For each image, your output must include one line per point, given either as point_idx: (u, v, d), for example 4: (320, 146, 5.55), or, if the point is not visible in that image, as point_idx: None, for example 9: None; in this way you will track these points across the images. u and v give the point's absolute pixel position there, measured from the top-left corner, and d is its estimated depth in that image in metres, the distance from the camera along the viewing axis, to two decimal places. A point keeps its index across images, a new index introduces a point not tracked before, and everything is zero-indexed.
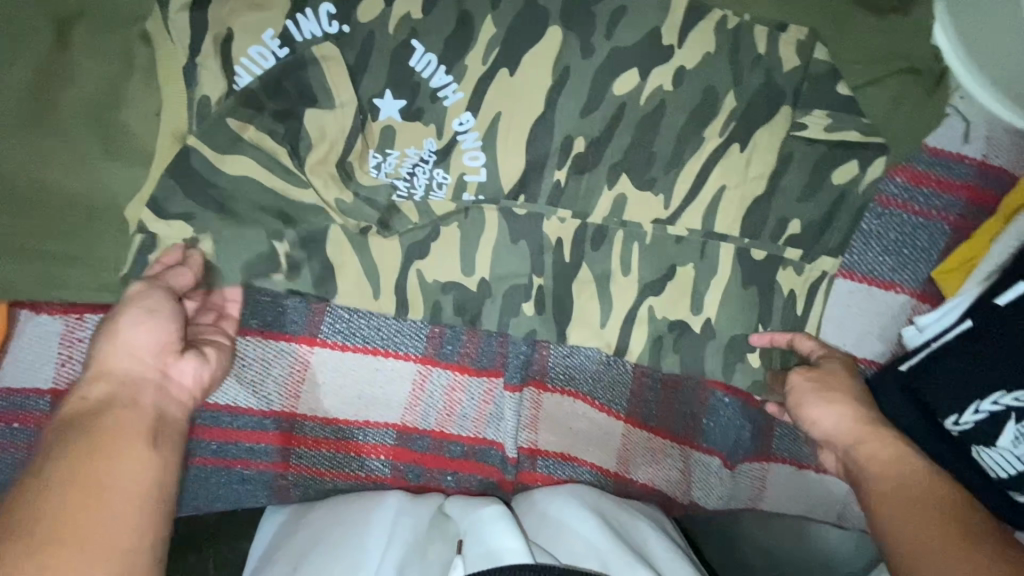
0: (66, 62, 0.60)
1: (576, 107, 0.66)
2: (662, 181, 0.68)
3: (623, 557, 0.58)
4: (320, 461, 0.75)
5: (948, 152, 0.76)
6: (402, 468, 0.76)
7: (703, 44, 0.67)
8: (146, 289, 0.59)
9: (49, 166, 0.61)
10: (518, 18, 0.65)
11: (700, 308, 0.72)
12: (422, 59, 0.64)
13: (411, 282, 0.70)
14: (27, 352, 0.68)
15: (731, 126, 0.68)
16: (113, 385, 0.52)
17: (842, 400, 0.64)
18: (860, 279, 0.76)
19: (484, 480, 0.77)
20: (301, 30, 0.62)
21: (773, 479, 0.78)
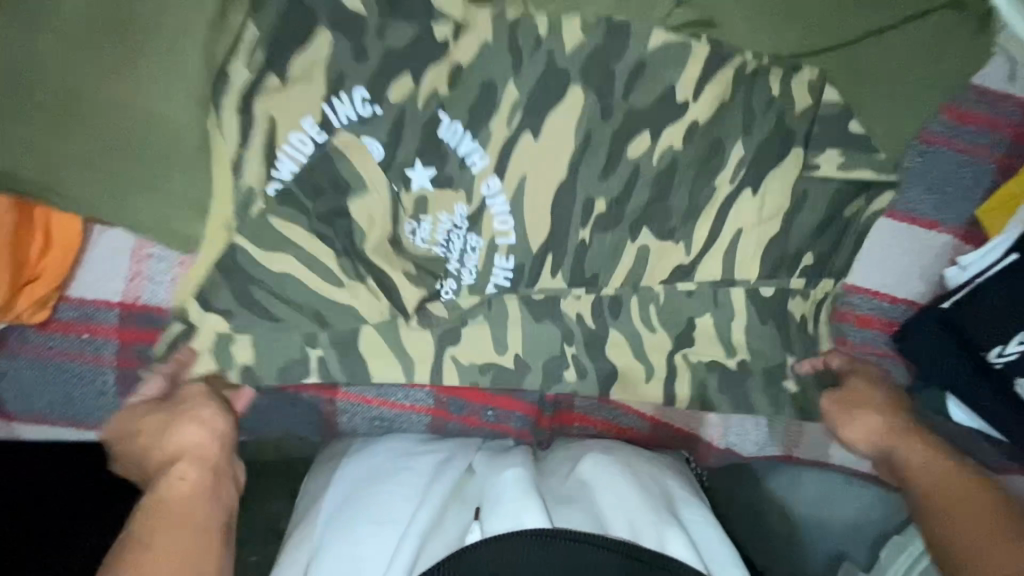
0: (133, 67, 0.60)
1: (596, 172, 0.72)
2: (681, 230, 0.75)
3: (650, 517, 0.63)
4: (368, 392, 0.79)
5: (996, 90, 0.81)
6: (445, 400, 0.80)
7: (714, 94, 0.71)
8: (197, 396, 0.66)
9: (153, 166, 0.62)
10: (539, 83, 0.69)
11: (732, 350, 0.79)
12: (450, 129, 0.69)
13: (447, 366, 0.77)
14: (104, 258, 0.68)
15: (741, 173, 0.73)
16: (161, 500, 0.58)
17: (891, 411, 0.73)
18: (901, 219, 0.82)
19: (522, 418, 0.81)
20: (337, 115, 0.66)
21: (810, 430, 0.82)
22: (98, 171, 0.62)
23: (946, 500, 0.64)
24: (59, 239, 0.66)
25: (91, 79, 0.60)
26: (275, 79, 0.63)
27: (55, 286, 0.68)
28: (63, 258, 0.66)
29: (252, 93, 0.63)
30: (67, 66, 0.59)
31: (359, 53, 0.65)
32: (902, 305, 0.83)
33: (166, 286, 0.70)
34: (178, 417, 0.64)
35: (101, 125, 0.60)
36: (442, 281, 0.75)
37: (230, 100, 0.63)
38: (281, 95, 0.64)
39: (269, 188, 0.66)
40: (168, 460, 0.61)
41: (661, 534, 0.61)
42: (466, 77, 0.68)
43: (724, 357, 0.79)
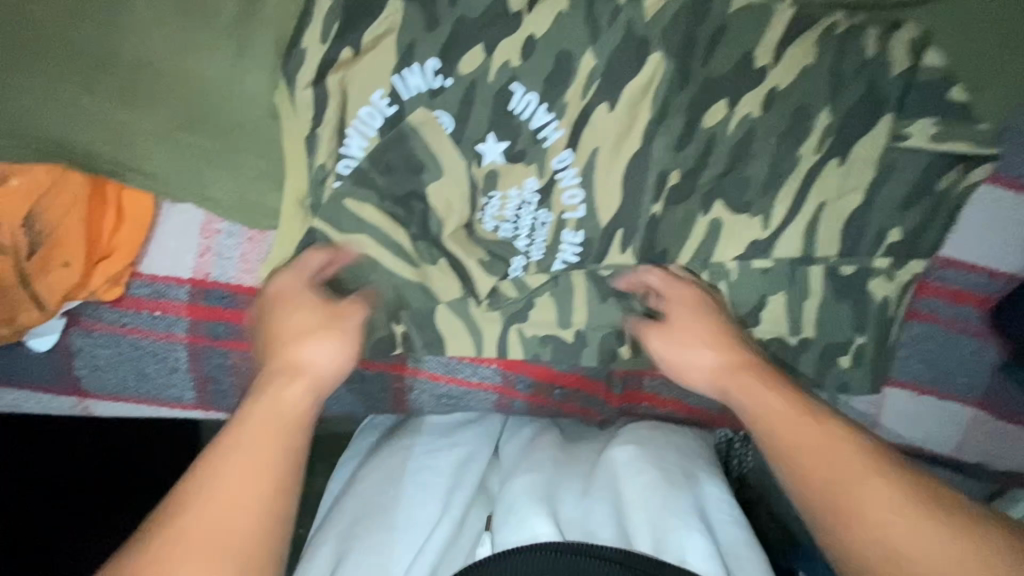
0: (211, 44, 0.60)
1: (671, 143, 0.69)
2: (758, 203, 0.72)
3: (675, 521, 0.60)
4: (439, 368, 0.78)
5: None
6: (513, 378, 0.80)
7: (801, 60, 0.67)
8: (344, 310, 0.64)
9: (231, 142, 0.63)
10: (618, 51, 0.66)
11: (798, 328, 0.76)
12: (522, 100, 0.66)
13: (513, 340, 0.76)
14: (176, 235, 0.67)
15: (827, 143, 0.70)
16: (261, 408, 0.55)
17: (716, 339, 0.68)
18: (1009, 185, 0.74)
19: (590, 397, 0.81)
20: (406, 86, 0.64)
21: (890, 406, 0.81)
22: (173, 146, 0.62)
23: (810, 459, 0.56)
24: (131, 213, 0.65)
25: (167, 45, 0.59)
26: (348, 52, 0.62)
27: (128, 263, 0.66)
28: (135, 235, 0.65)
29: (328, 67, 0.62)
30: (147, 40, 0.59)
31: (430, 23, 0.63)
32: (1000, 280, 0.76)
33: (237, 262, 0.69)
34: (320, 321, 0.62)
35: (179, 100, 0.61)
36: (511, 260, 0.73)
37: (303, 76, 0.62)
38: (351, 65, 0.62)
39: (341, 166, 0.65)
40: (285, 370, 0.58)
41: (682, 540, 0.59)
42: (540, 45, 0.65)
43: (788, 333, 0.77)
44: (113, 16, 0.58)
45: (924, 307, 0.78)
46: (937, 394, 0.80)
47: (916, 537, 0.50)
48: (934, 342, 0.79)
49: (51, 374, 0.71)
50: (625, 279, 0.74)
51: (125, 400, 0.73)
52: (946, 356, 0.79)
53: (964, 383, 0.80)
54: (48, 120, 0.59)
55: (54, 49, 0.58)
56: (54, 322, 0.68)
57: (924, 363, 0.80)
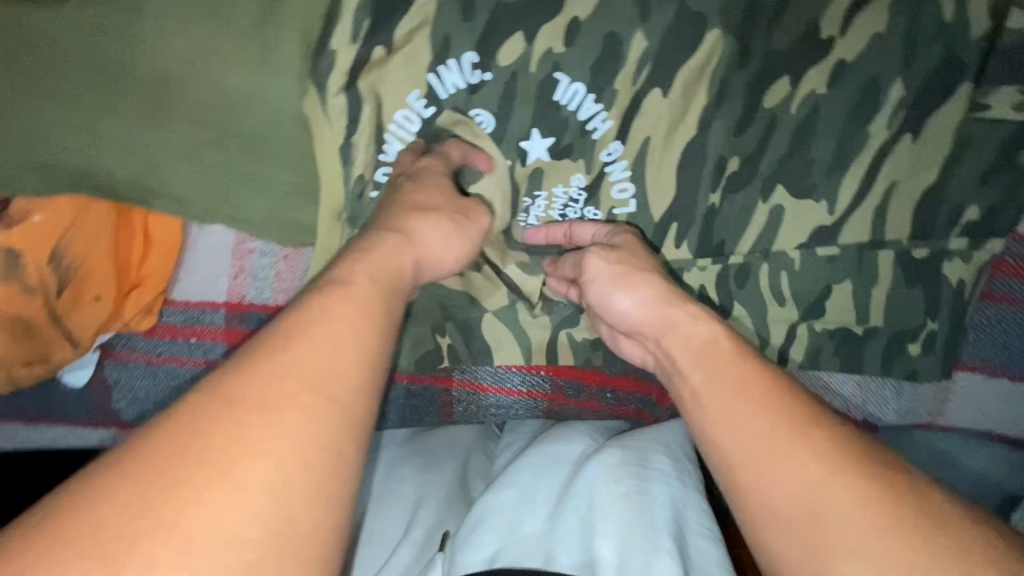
0: (231, 50, 0.55)
1: (729, 127, 0.64)
2: (823, 187, 0.66)
3: (646, 542, 0.53)
4: (486, 378, 0.75)
5: None
6: (562, 384, 0.76)
7: (871, 27, 0.62)
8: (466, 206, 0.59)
9: (258, 156, 0.59)
10: (671, 30, 0.60)
11: (864, 316, 0.72)
12: (568, 91, 0.62)
13: (562, 346, 0.72)
14: (207, 259, 0.64)
15: (899, 117, 0.64)
16: (373, 259, 0.48)
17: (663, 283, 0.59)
18: None
19: (644, 399, 0.78)
20: (444, 84, 0.60)
21: (957, 391, 0.77)
22: (198, 164, 0.58)
23: (748, 415, 0.46)
24: (159, 239, 0.61)
25: (188, 54, 0.55)
26: (380, 50, 0.58)
27: (160, 290, 0.64)
28: (165, 261, 0.62)
29: (360, 69, 0.58)
30: (165, 50, 0.55)
31: (467, 13, 0.58)
32: None
33: (271, 282, 0.65)
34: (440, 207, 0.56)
35: (200, 113, 0.56)
36: None
37: (333, 81, 0.58)
38: (384, 65, 0.58)
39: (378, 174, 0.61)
40: (397, 239, 0.52)
41: (650, 563, 0.51)
42: (586, 29, 0.60)
43: (853, 322, 0.72)
44: (125, 27, 0.54)
45: (1000, 287, 0.73)
46: (1009, 377, 0.76)
47: (842, 510, 0.39)
48: (1009, 324, 0.74)
49: (88, 406, 0.68)
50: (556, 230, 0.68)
51: None
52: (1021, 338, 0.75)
53: None
54: (68, 145, 0.55)
55: (69, 66, 0.54)
56: (89, 356, 0.65)
57: (997, 346, 0.75)
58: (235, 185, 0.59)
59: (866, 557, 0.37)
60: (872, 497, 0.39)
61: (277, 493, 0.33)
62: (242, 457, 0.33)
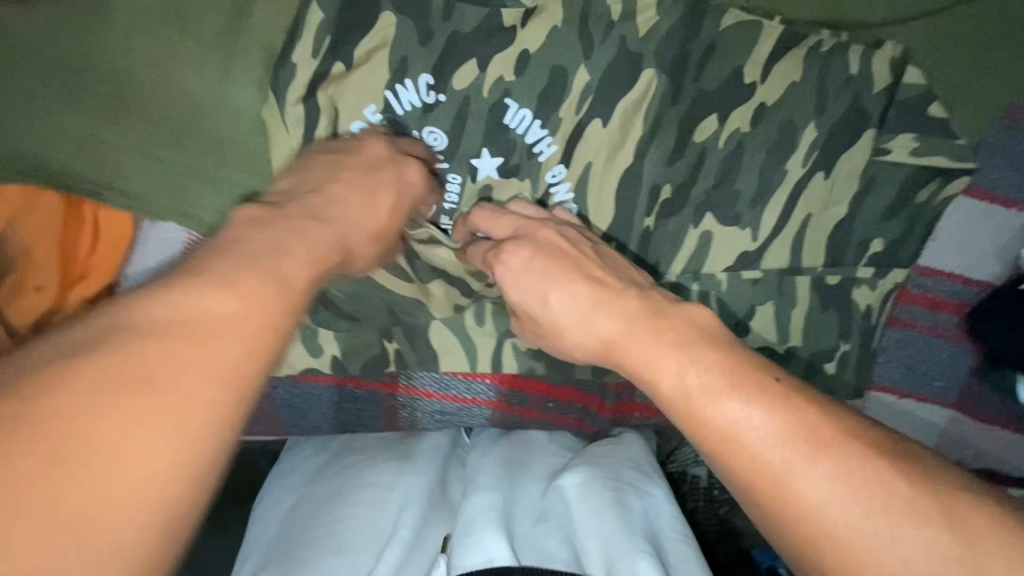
0: (194, 58, 0.59)
1: (662, 157, 0.70)
2: (747, 216, 0.73)
3: (628, 547, 0.55)
4: (431, 385, 0.77)
5: None
6: (506, 393, 0.79)
7: (788, 75, 0.69)
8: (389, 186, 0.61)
9: (217, 157, 0.61)
10: (610, 66, 0.67)
11: (785, 337, 0.78)
12: (516, 116, 0.67)
13: (506, 354, 0.76)
14: (154, 257, 0.63)
15: (813, 156, 0.71)
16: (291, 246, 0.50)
17: (590, 304, 0.59)
18: (982, 197, 0.74)
19: (583, 410, 0.81)
20: (400, 101, 0.64)
21: (872, 410, 0.83)
22: (159, 160, 0.60)
23: (753, 433, 0.48)
24: (108, 232, 0.62)
25: (154, 57, 0.58)
26: (340, 67, 0.62)
27: (105, 285, 0.62)
28: (113, 256, 0.62)
29: (319, 83, 0.61)
30: (133, 53, 0.57)
31: (424, 38, 0.63)
32: (974, 288, 0.79)
33: None
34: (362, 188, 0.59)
35: (165, 112, 0.59)
36: None
37: (292, 91, 0.61)
38: (342, 81, 0.62)
39: None
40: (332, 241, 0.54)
41: (633, 566, 0.53)
42: (533, 62, 0.66)
43: (775, 342, 0.78)
44: (93, 28, 0.57)
45: (904, 313, 0.80)
46: (917, 398, 0.83)
47: (869, 520, 0.44)
48: (913, 349, 0.82)
49: None
50: (477, 248, 0.66)
51: None
52: (924, 361, 0.82)
53: (940, 387, 0.83)
54: (25, 136, 0.57)
55: (39, 62, 0.57)
56: None
57: (904, 368, 0.82)
58: (191, 182, 0.61)
59: (896, 553, 0.43)
60: (896, 497, 0.44)
61: (159, 476, 0.35)
62: (131, 438, 0.35)
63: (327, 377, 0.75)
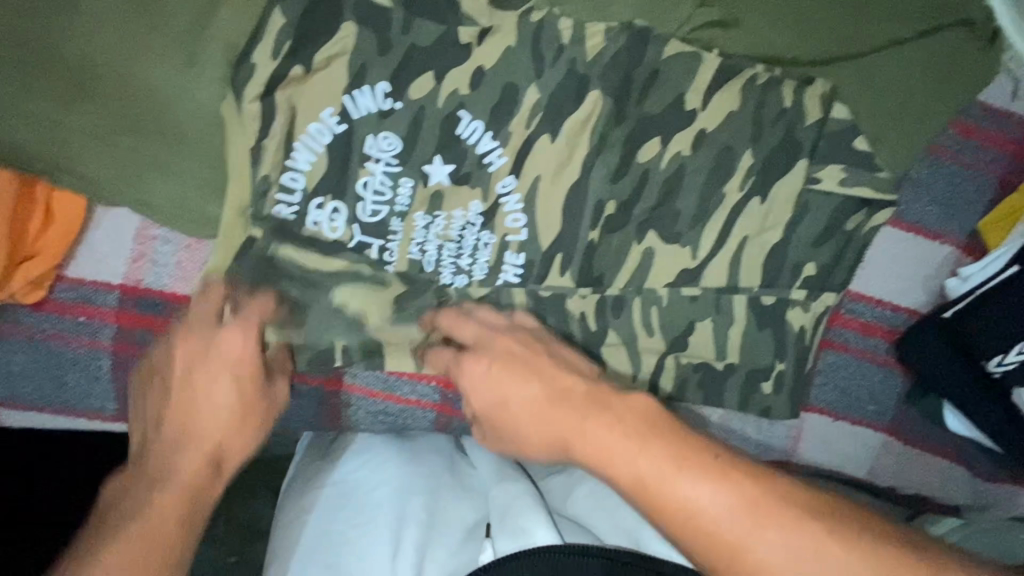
0: (157, 53, 0.62)
1: (607, 175, 0.74)
2: (687, 235, 0.77)
3: (651, 531, 0.63)
4: (375, 383, 0.79)
5: (999, 108, 0.78)
6: (450, 396, 0.81)
7: (727, 104, 0.73)
8: (243, 346, 0.63)
9: (174, 148, 0.64)
10: (559, 87, 0.71)
11: (723, 354, 0.82)
12: (469, 126, 0.71)
13: None
14: (107, 241, 0.67)
15: (749, 182, 0.76)
16: (179, 435, 0.60)
17: (552, 402, 0.62)
18: (907, 228, 0.79)
19: None
20: (357, 106, 0.68)
21: (809, 430, 0.87)
22: (115, 147, 0.63)
23: (719, 502, 0.51)
24: (61, 214, 0.65)
25: (118, 50, 0.61)
26: (298, 69, 0.65)
27: (54, 266, 0.66)
28: (63, 239, 0.65)
29: (277, 83, 0.64)
30: (98, 45, 0.60)
31: (382, 49, 0.67)
32: (903, 314, 0.82)
33: (171, 270, 0.69)
34: (208, 360, 0.61)
35: (124, 102, 0.62)
36: (452, 277, 0.76)
37: (251, 89, 0.64)
38: (301, 83, 0.65)
39: (284, 194, 0.67)
40: (202, 456, 0.60)
41: (664, 549, 0.61)
42: (487, 77, 0.70)
43: (714, 359, 0.82)
44: (62, 21, 0.60)
45: (838, 336, 0.83)
46: (852, 421, 0.86)
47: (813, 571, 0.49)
48: (847, 373, 0.85)
49: None
50: (443, 351, 0.72)
51: (37, 410, 0.71)
52: (858, 385, 0.85)
53: (873, 411, 0.86)
54: None
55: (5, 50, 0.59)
56: None
57: (839, 391, 0.86)
58: (148, 169, 0.64)
59: None
60: (850, 549, 0.49)
61: None
62: None
63: None
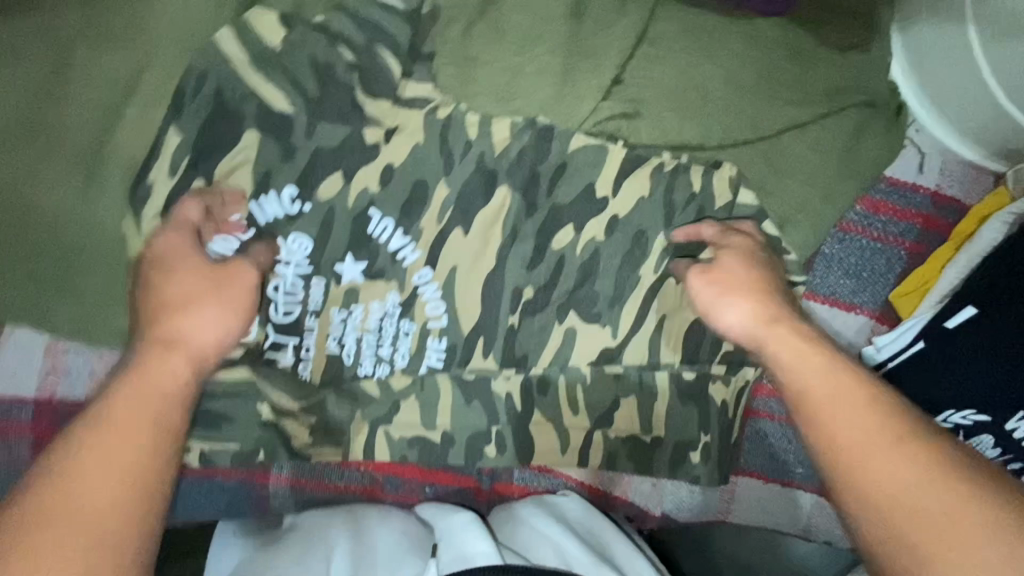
0: (57, 177, 0.63)
1: (522, 263, 0.75)
2: (607, 314, 0.78)
3: (587, 559, 0.67)
4: (301, 473, 0.82)
5: (905, 182, 0.80)
6: (381, 480, 0.84)
7: (637, 190, 0.74)
8: (178, 241, 0.62)
9: (77, 264, 0.64)
10: (468, 181, 0.72)
11: (649, 427, 0.82)
12: (379, 225, 0.72)
13: (379, 443, 0.78)
14: (20, 358, 0.68)
15: (665, 263, 0.77)
16: (141, 368, 0.55)
17: (757, 298, 0.68)
18: (823, 300, 0.80)
19: (460, 491, 0.86)
20: (263, 212, 0.68)
21: (742, 494, 0.89)
22: (21, 268, 0.64)
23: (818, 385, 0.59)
24: None
25: (19, 178, 0.63)
26: (200, 182, 0.66)
27: None
28: None
29: (176, 198, 0.65)
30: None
31: (286, 154, 0.68)
32: None
33: (84, 382, 0.69)
34: (167, 268, 0.61)
35: (26, 224, 0.63)
36: (375, 368, 0.76)
37: (151, 206, 0.65)
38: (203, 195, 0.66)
39: None
40: (159, 344, 0.58)
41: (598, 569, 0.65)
42: (397, 174, 0.71)
43: (640, 433, 0.83)
44: None
45: (761, 406, 0.87)
46: (783, 483, 0.88)
47: (931, 494, 0.50)
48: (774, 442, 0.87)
49: None
50: (681, 263, 0.74)
51: None
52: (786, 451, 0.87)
53: (803, 473, 0.88)
54: None
55: None
56: None
57: (768, 456, 0.87)
58: (54, 287, 0.64)
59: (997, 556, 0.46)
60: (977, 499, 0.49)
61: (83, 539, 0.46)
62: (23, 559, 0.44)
63: (193, 472, 0.78)
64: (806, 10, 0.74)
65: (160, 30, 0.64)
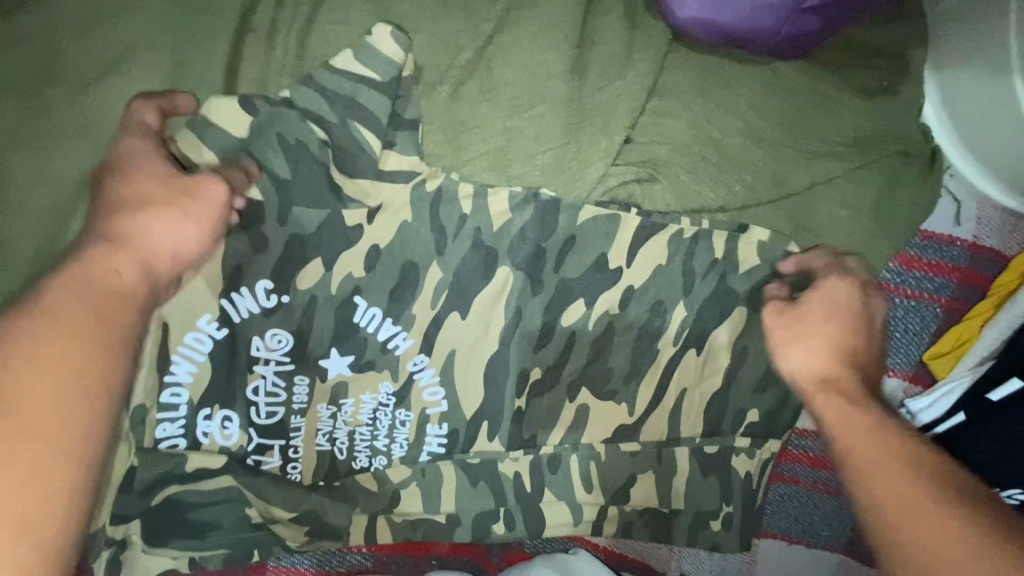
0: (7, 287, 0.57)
1: (528, 343, 0.68)
2: (622, 391, 0.72)
3: None
4: (298, 562, 0.77)
5: (941, 234, 0.74)
6: (383, 561, 0.78)
7: (653, 260, 0.67)
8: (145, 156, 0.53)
9: None
10: (465, 260, 0.65)
11: (669, 500, 0.75)
12: (366, 313, 0.64)
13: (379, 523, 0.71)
14: None
15: (684, 334, 0.70)
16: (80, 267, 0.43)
17: (835, 359, 0.57)
18: None
19: (469, 562, 0.79)
20: (237, 309, 0.62)
21: (764, 556, 0.83)
22: None
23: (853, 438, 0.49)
24: None
25: None
26: None
27: None
28: None
29: None
30: None
31: (257, 246, 0.60)
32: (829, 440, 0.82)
33: None
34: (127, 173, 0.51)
35: None
36: (371, 459, 0.70)
37: None
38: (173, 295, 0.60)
39: (168, 411, 0.63)
40: (102, 240, 0.46)
41: None
42: (384, 257, 0.63)
43: (660, 505, 0.75)
44: None
45: (789, 471, 0.83)
46: (806, 545, 0.83)
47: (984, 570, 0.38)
48: (800, 504, 0.82)
49: None
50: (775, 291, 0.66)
51: None
52: (811, 514, 0.82)
53: (828, 535, 0.83)
54: None
55: None
56: None
57: (792, 518, 0.83)
58: None
59: None
60: None
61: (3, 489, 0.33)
62: None
63: None
64: (831, 53, 0.67)
65: (107, 122, 0.57)
